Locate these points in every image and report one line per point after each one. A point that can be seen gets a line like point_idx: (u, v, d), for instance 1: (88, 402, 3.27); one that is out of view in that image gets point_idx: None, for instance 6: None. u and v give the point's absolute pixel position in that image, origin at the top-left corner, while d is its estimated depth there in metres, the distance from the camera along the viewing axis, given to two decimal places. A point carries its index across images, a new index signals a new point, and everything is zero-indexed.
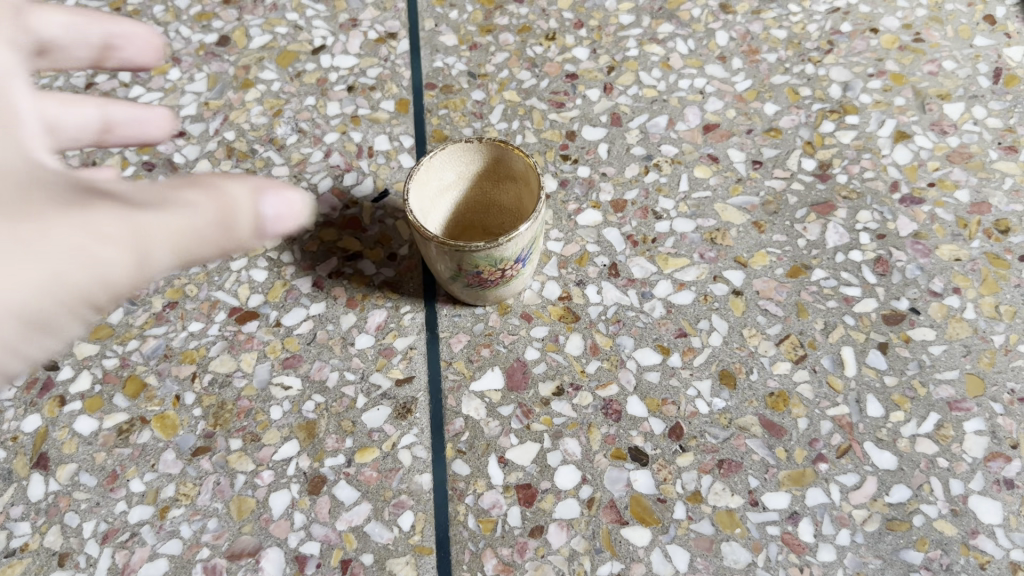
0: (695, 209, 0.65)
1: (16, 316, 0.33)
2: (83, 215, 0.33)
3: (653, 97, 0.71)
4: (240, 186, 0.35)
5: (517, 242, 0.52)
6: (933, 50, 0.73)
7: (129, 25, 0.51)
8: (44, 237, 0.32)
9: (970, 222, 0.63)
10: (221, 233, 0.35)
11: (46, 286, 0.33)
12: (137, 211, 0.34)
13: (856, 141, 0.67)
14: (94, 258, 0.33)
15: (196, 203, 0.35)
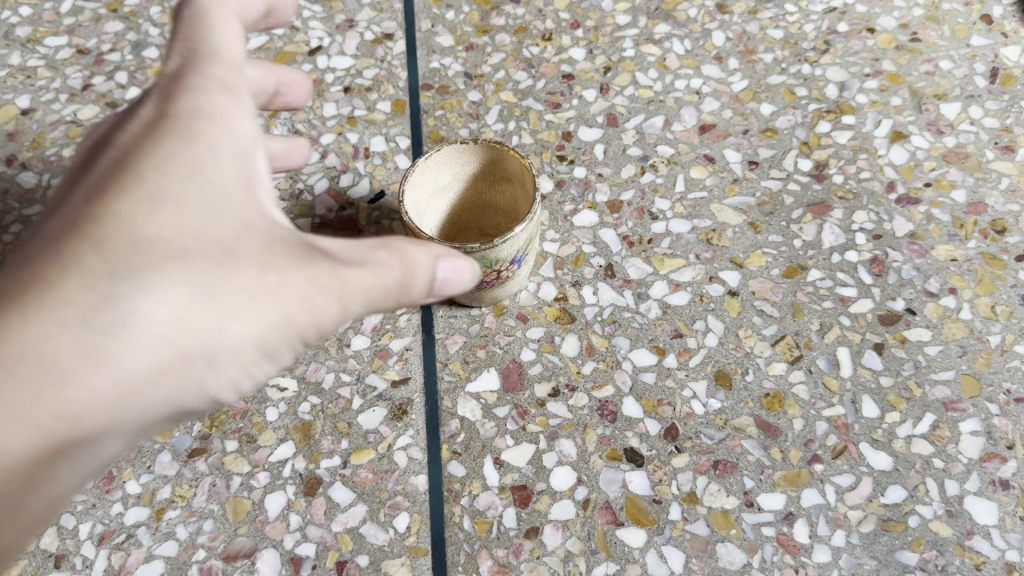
0: (691, 210, 0.65)
1: (254, 347, 0.41)
2: (308, 271, 0.40)
3: (650, 97, 0.71)
4: (422, 252, 0.43)
5: (512, 244, 0.52)
6: (930, 49, 0.73)
7: (292, 73, 0.56)
8: (281, 283, 0.40)
9: (966, 223, 0.63)
10: (402, 292, 0.43)
11: (279, 325, 0.41)
12: (342, 268, 0.41)
13: (852, 141, 0.67)
14: (310, 303, 0.41)
15: (386, 266, 0.42)
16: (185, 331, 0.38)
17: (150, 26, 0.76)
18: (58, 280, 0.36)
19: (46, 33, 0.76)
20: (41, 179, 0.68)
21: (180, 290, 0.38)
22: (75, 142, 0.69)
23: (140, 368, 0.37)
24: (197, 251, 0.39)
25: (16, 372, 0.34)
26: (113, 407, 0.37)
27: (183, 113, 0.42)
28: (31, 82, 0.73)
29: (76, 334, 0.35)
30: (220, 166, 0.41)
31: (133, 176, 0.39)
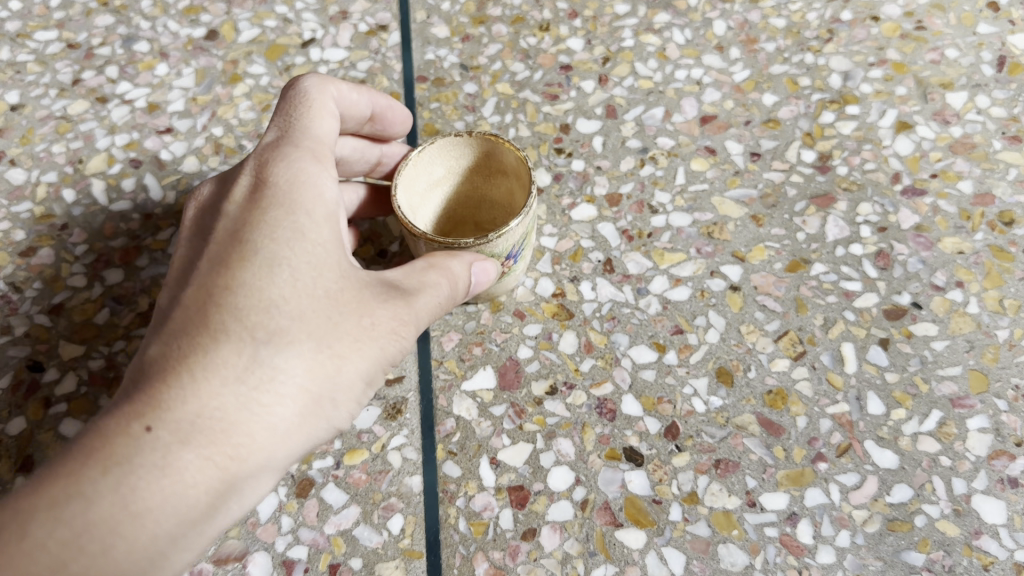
0: (692, 203, 0.63)
1: (365, 380, 0.46)
2: (395, 309, 0.46)
3: (649, 88, 0.69)
4: (460, 264, 0.48)
5: (507, 238, 0.50)
6: (935, 38, 0.71)
7: (398, 150, 0.63)
8: (376, 322, 0.45)
9: (973, 214, 0.61)
10: (451, 301, 0.48)
11: (378, 361, 0.46)
12: (415, 299, 0.47)
13: (857, 132, 0.66)
14: (397, 333, 0.46)
15: (440, 287, 0.47)
16: (315, 374, 0.43)
17: (141, 20, 0.75)
18: (210, 347, 0.41)
19: (35, 28, 0.75)
20: (30, 175, 0.66)
21: (305, 346, 0.43)
22: (65, 138, 0.68)
23: (285, 411, 0.42)
24: (318, 303, 0.44)
25: (198, 425, 0.40)
26: (268, 446, 0.42)
27: (282, 183, 0.46)
28: (21, 77, 0.72)
29: (233, 387, 0.41)
30: (320, 225, 0.45)
31: (255, 241, 0.44)
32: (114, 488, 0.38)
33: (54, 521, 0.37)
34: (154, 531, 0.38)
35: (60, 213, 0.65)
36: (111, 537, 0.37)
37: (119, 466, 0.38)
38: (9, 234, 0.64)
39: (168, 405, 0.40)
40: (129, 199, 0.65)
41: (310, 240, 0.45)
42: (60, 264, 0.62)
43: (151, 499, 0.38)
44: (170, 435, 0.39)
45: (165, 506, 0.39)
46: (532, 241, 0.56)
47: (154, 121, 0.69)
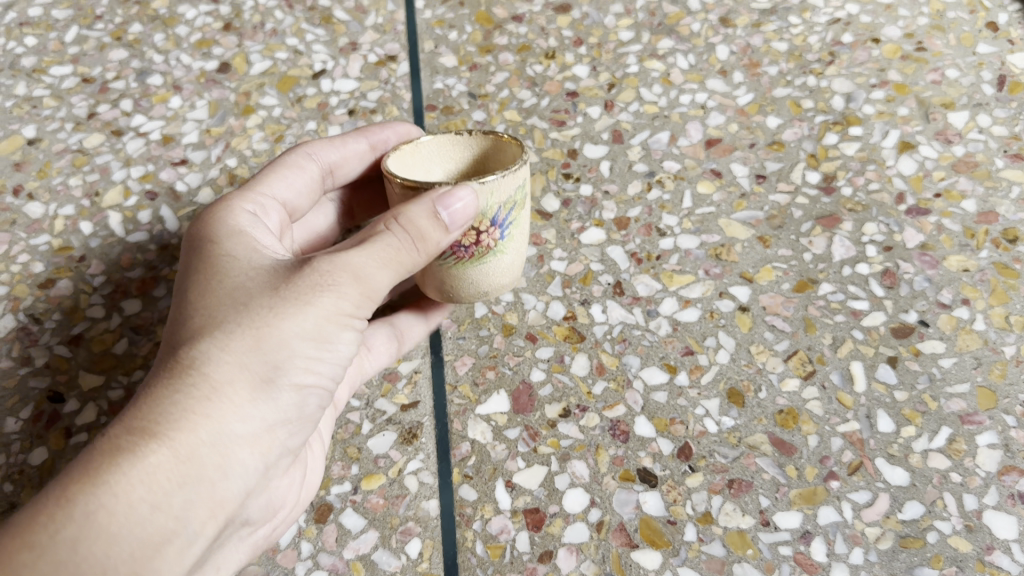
0: (699, 225, 0.65)
1: (314, 339, 0.46)
2: (317, 273, 0.46)
3: (655, 113, 0.70)
4: (417, 206, 0.47)
5: (486, 193, 0.49)
6: (936, 58, 0.71)
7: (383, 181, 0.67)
8: (298, 287, 0.46)
9: (977, 232, 0.62)
10: (408, 244, 0.48)
11: (319, 323, 0.46)
12: (343, 258, 0.47)
13: (860, 152, 0.66)
14: (328, 286, 0.46)
15: (386, 235, 0.48)
16: (239, 348, 0.44)
17: (154, 54, 0.75)
18: (152, 370, 0.45)
19: (50, 62, 0.75)
20: (47, 210, 0.68)
21: (223, 329, 0.45)
22: (81, 171, 0.69)
23: (222, 378, 0.44)
24: (229, 295, 0.46)
25: (140, 417, 0.42)
26: (213, 411, 0.43)
27: (201, 237, 0.51)
28: (37, 112, 0.72)
29: (165, 377, 0.44)
30: (223, 243, 0.50)
31: (185, 282, 0.49)
32: (81, 471, 0.40)
33: (37, 509, 0.39)
34: (128, 495, 0.40)
35: (78, 245, 0.66)
36: (88, 508, 0.39)
37: (84, 461, 0.41)
38: (28, 267, 0.65)
39: (120, 416, 0.43)
40: (145, 231, 0.66)
41: (221, 255, 0.49)
42: (79, 295, 0.63)
43: (112, 473, 0.40)
44: (120, 429, 0.42)
45: (128, 476, 0.40)
46: (524, 223, 0.54)
47: (168, 153, 0.69)
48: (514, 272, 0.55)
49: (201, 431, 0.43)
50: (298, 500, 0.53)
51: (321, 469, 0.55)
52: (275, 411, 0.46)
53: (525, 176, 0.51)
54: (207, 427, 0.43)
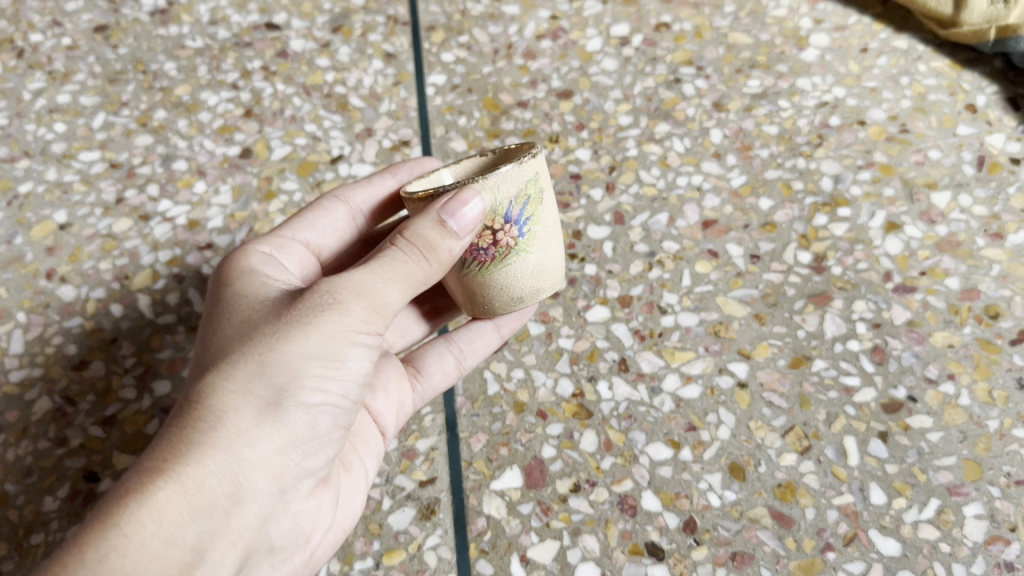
0: (698, 302, 0.68)
1: (320, 359, 0.51)
2: (315, 299, 0.51)
3: (654, 195, 0.74)
4: (423, 219, 0.52)
5: (491, 191, 0.53)
6: (919, 140, 0.75)
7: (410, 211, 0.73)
8: (297, 314, 0.51)
9: (961, 309, 0.66)
10: (417, 254, 0.53)
11: (322, 344, 0.51)
12: (345, 280, 0.52)
13: (849, 233, 0.70)
14: (329, 306, 0.51)
15: (392, 255, 0.53)
16: (241, 378, 0.50)
17: (179, 139, 0.79)
18: (170, 415, 0.50)
19: (79, 148, 0.79)
20: (79, 292, 0.71)
21: (227, 365, 0.50)
22: (111, 255, 0.73)
23: (226, 407, 0.49)
24: (236, 334, 0.52)
25: (153, 459, 0.48)
26: (220, 437, 0.49)
27: (220, 288, 0.58)
28: (68, 197, 0.76)
29: (177, 417, 0.49)
30: (235, 283, 0.57)
31: (206, 331, 0.55)
32: (97, 516, 0.45)
33: (58, 558, 0.44)
34: (140, 530, 0.45)
35: (109, 327, 0.69)
36: (101, 551, 0.44)
37: (101, 508, 0.46)
38: (62, 350, 0.68)
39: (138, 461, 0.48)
40: (173, 313, 0.69)
41: (234, 299, 0.55)
42: (111, 377, 0.67)
43: (122, 513, 0.45)
44: (135, 473, 0.47)
45: (138, 515, 0.45)
46: (545, 222, 0.57)
47: (195, 237, 0.73)
48: (544, 273, 0.58)
49: (209, 458, 0.48)
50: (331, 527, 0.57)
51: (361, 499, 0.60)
52: (285, 433, 0.51)
53: (534, 171, 0.54)
54: (215, 453, 0.48)
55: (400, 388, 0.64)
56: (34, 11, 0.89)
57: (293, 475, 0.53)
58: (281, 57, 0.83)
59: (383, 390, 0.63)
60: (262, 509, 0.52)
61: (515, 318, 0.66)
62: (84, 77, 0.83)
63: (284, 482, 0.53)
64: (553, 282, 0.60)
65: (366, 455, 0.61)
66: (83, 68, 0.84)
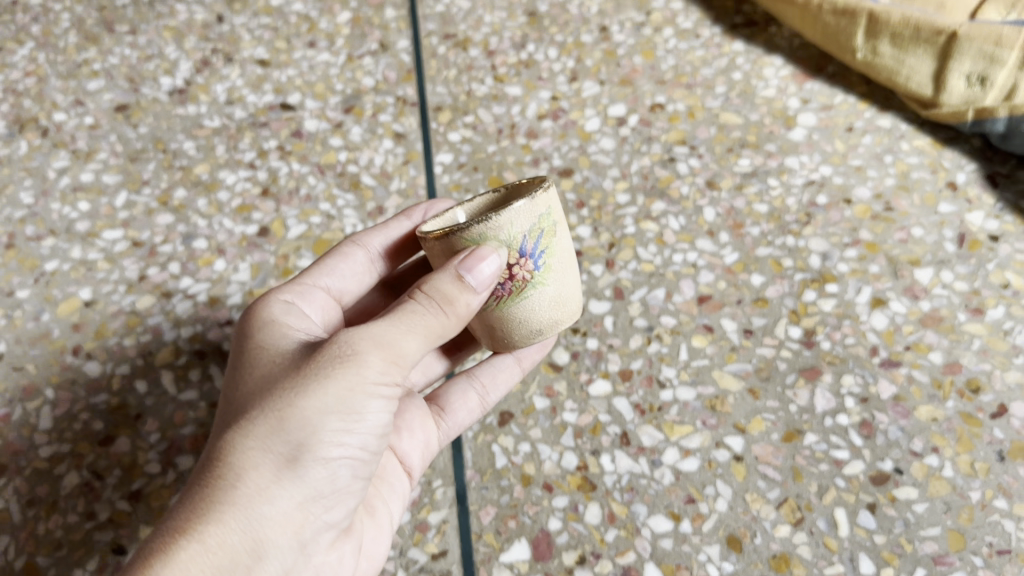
0: (695, 376, 0.72)
1: (338, 413, 0.53)
2: (333, 355, 0.53)
3: (651, 271, 0.78)
4: (442, 274, 0.56)
5: (506, 229, 0.56)
6: (902, 218, 0.79)
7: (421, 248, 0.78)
8: (314, 368, 0.53)
9: (944, 383, 0.70)
10: (435, 307, 0.56)
11: (341, 399, 0.53)
12: (362, 334, 0.54)
13: (837, 309, 0.74)
14: (346, 361, 0.53)
15: (409, 310, 0.56)
16: (260, 435, 0.52)
17: (199, 218, 0.82)
18: (194, 473, 0.52)
19: (103, 226, 0.83)
20: (105, 368, 0.74)
21: (248, 422, 0.52)
22: (134, 332, 0.76)
23: (247, 464, 0.51)
24: (258, 390, 0.54)
25: (177, 520, 0.50)
26: (241, 495, 0.51)
27: (246, 342, 0.60)
28: (92, 275, 0.80)
29: (200, 475, 0.51)
30: (255, 335, 0.59)
31: (232, 387, 0.57)
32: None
33: None
34: None
35: (134, 403, 0.72)
36: None
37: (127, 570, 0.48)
38: (89, 425, 0.71)
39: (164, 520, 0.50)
40: (195, 388, 0.73)
41: (259, 354, 0.58)
42: (136, 452, 0.70)
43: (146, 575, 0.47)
44: (160, 534, 0.49)
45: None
46: (559, 254, 0.61)
47: (215, 314, 0.76)
48: (562, 302, 0.62)
49: (230, 516, 0.50)
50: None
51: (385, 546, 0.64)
52: (305, 488, 0.53)
53: (544, 206, 0.58)
54: (236, 511, 0.50)
55: (427, 427, 0.69)
56: (58, 90, 0.93)
57: (314, 529, 0.55)
58: (296, 137, 0.87)
59: (408, 431, 0.68)
60: (284, 564, 0.53)
61: (535, 350, 0.72)
62: (106, 156, 0.87)
63: (305, 537, 0.54)
64: (570, 312, 0.64)
65: (392, 502, 0.65)
66: (105, 147, 0.88)
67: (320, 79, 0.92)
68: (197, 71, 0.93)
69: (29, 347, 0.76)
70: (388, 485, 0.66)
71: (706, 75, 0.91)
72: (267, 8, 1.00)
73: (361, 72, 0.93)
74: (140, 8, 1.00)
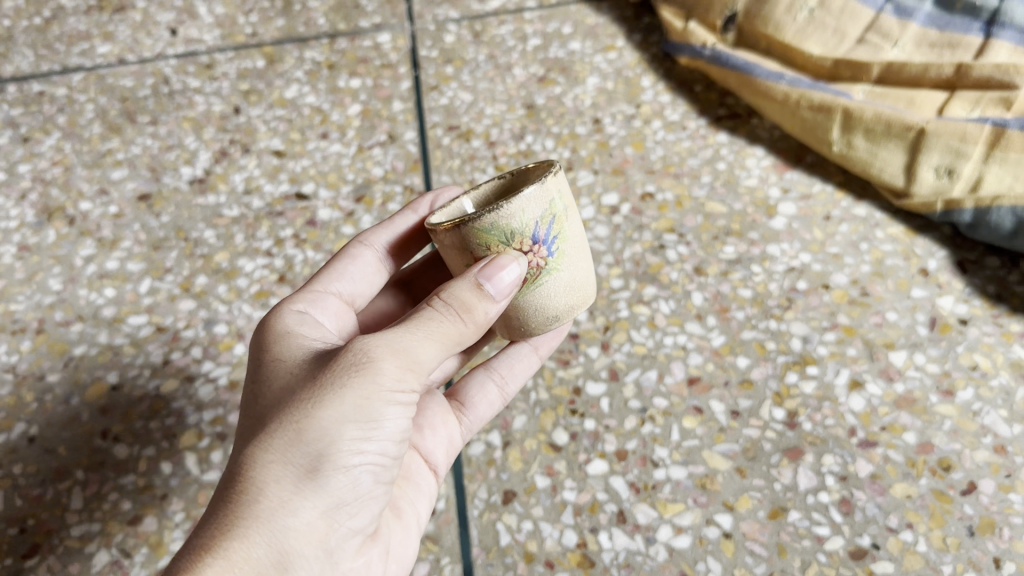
0: (686, 456, 0.76)
1: (354, 421, 0.57)
2: (346, 366, 0.57)
3: (644, 353, 0.84)
4: (461, 282, 0.61)
5: (519, 213, 0.61)
6: (877, 302, 0.85)
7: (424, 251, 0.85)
8: (329, 379, 0.57)
9: (917, 462, 0.74)
10: (454, 313, 0.60)
11: (356, 409, 0.57)
12: (375, 344, 0.58)
13: (817, 390, 0.79)
14: (360, 370, 0.57)
15: (424, 318, 0.60)
16: (278, 448, 0.55)
17: (219, 303, 0.88)
18: (218, 487, 0.56)
19: (128, 312, 0.88)
20: (131, 450, 0.79)
21: (268, 435, 0.56)
22: (159, 414, 0.81)
23: (268, 477, 0.55)
24: (277, 403, 0.58)
25: (205, 534, 0.53)
26: (264, 508, 0.54)
27: (262, 353, 0.64)
28: (119, 359, 0.85)
29: (225, 488, 0.55)
30: (272, 348, 0.64)
31: (253, 399, 0.61)
32: None
33: None
34: None
35: (160, 483, 0.76)
36: None
37: None
38: (117, 505, 0.75)
39: (191, 534, 0.54)
40: (218, 469, 0.77)
41: (278, 365, 0.62)
42: (162, 531, 0.74)
43: None
44: (190, 548, 0.53)
45: None
46: (570, 239, 0.66)
47: (236, 397, 0.81)
48: (574, 287, 0.68)
49: (254, 530, 0.54)
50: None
51: (413, 548, 0.69)
52: (325, 497, 0.57)
53: (555, 190, 0.63)
54: (259, 525, 0.54)
55: (451, 425, 0.76)
56: (83, 179, 0.99)
57: (338, 535, 0.59)
58: (310, 226, 0.92)
59: (431, 429, 0.74)
60: (310, 572, 0.57)
61: (550, 339, 0.81)
62: (130, 244, 0.93)
63: (331, 544, 0.58)
64: (582, 296, 0.70)
65: (419, 503, 0.71)
66: (129, 235, 0.93)
67: (333, 169, 0.97)
68: (215, 161, 0.99)
69: (59, 429, 0.80)
70: (414, 486, 0.71)
71: (692, 166, 0.98)
72: (282, 100, 1.05)
73: (371, 162, 0.98)
74: (160, 98, 1.06)
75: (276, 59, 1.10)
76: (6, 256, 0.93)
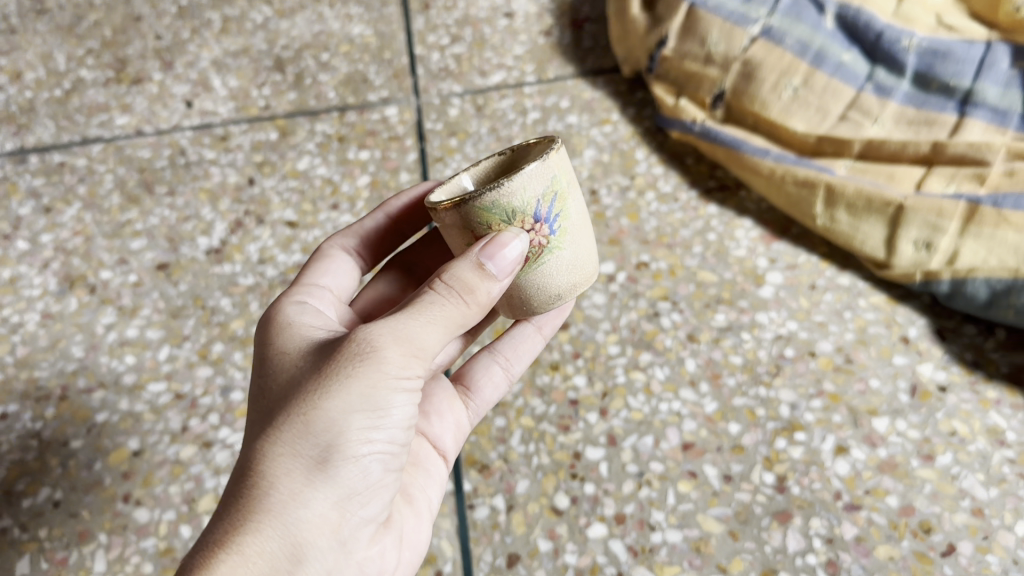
0: (682, 519, 0.80)
1: (360, 412, 0.61)
2: (350, 359, 0.61)
3: (640, 418, 0.88)
4: (462, 262, 0.64)
5: (520, 191, 0.64)
6: (861, 369, 0.90)
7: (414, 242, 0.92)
8: (334, 372, 0.61)
9: (899, 524, 0.79)
10: (456, 296, 0.64)
11: (362, 399, 0.61)
12: (378, 334, 0.61)
13: (805, 455, 0.84)
14: (363, 362, 0.60)
15: (426, 303, 0.63)
16: (287, 442, 0.59)
17: (235, 370, 0.92)
18: (230, 480, 0.61)
19: (148, 378, 0.92)
20: (152, 514, 0.82)
21: (277, 429, 0.60)
22: (179, 479, 0.85)
23: (279, 471, 0.59)
24: (283, 396, 0.62)
25: (220, 529, 0.58)
26: (275, 502, 0.59)
27: (269, 345, 0.68)
28: (139, 425, 0.89)
29: (238, 481, 0.59)
30: (276, 341, 0.68)
31: (261, 392, 0.65)
32: None
33: None
34: None
35: (180, 546, 0.80)
36: None
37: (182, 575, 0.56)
38: (139, 568, 0.79)
39: (207, 527, 0.59)
40: None
41: (284, 357, 0.66)
42: None
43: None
44: (207, 541, 0.58)
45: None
46: (570, 217, 0.70)
47: None
48: (574, 265, 0.72)
49: (266, 524, 0.58)
50: (398, 565, 0.71)
51: (425, 533, 0.75)
52: (335, 487, 0.61)
53: (554, 168, 0.67)
54: (271, 518, 0.58)
55: (461, 408, 0.83)
56: (104, 249, 1.03)
57: (350, 523, 0.63)
58: None
59: (438, 414, 0.80)
60: (324, 559, 0.62)
61: (552, 320, 0.88)
62: (150, 312, 0.97)
63: (343, 533, 0.63)
64: (583, 274, 0.74)
65: (429, 491, 0.77)
66: (148, 303, 0.98)
67: None
68: (231, 231, 1.04)
69: (83, 494, 0.84)
70: (424, 472, 0.77)
71: (684, 236, 1.03)
72: (294, 172, 1.10)
73: None
74: (177, 169, 1.11)
75: (288, 131, 1.16)
76: (30, 324, 0.97)
